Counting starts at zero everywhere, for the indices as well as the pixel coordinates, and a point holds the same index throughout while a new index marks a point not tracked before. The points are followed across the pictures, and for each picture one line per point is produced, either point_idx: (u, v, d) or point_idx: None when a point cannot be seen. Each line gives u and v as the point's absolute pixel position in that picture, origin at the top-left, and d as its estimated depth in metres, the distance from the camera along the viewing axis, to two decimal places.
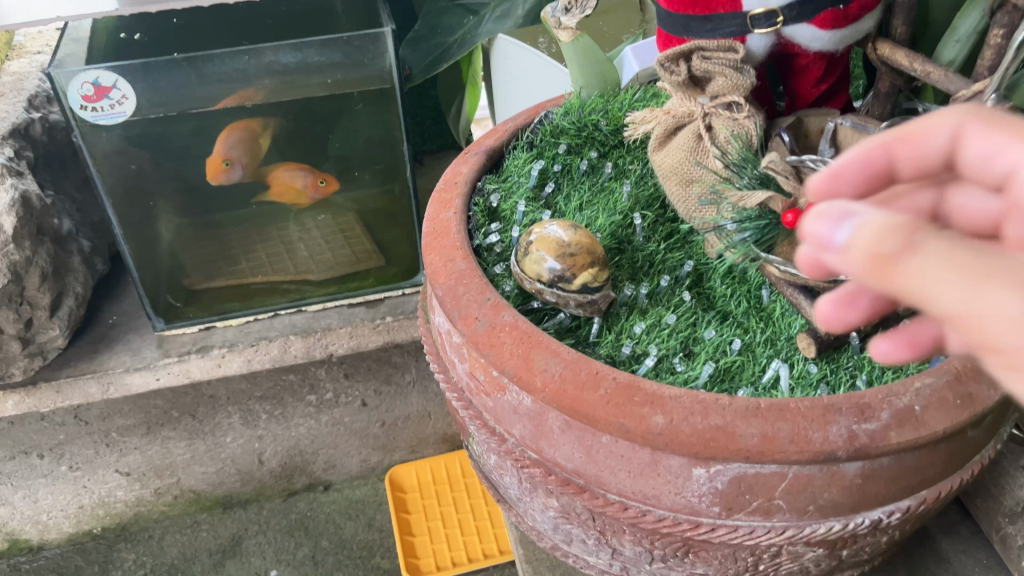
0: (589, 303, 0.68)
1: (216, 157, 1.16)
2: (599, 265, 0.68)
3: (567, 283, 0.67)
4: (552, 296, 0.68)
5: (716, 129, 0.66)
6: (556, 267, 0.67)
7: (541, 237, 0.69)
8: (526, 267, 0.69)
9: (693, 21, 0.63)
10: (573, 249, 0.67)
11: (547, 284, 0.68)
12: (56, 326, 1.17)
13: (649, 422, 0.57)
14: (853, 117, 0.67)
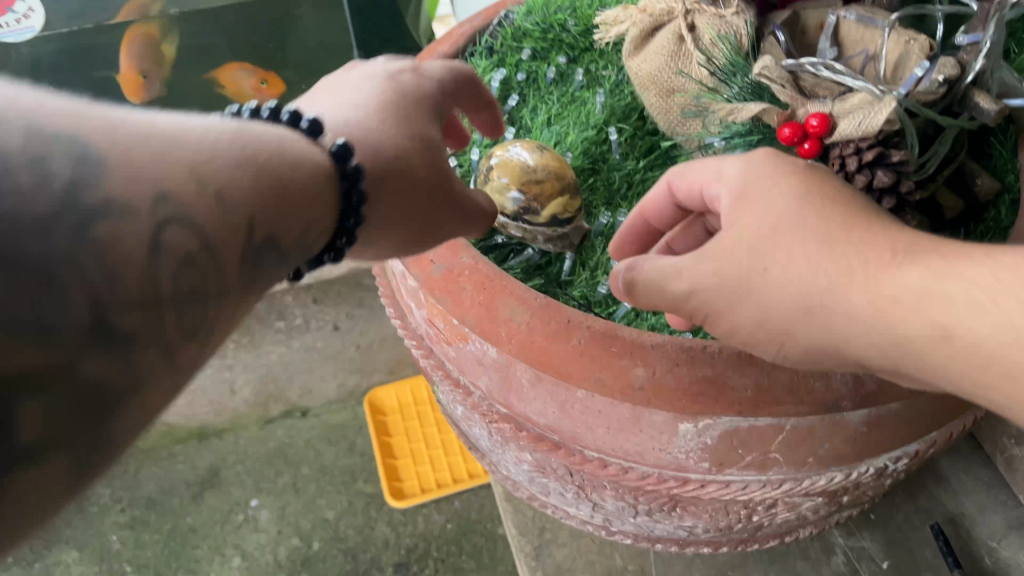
0: (559, 237, 0.61)
1: None
2: (570, 192, 0.60)
3: (535, 213, 0.59)
4: (520, 227, 0.61)
5: (700, 29, 0.58)
6: (520, 196, 0.59)
7: (498, 162, 0.60)
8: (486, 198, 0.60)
9: None
10: (537, 174, 0.59)
11: (513, 215, 0.60)
12: None
13: (629, 376, 0.50)
14: (858, 9, 0.58)
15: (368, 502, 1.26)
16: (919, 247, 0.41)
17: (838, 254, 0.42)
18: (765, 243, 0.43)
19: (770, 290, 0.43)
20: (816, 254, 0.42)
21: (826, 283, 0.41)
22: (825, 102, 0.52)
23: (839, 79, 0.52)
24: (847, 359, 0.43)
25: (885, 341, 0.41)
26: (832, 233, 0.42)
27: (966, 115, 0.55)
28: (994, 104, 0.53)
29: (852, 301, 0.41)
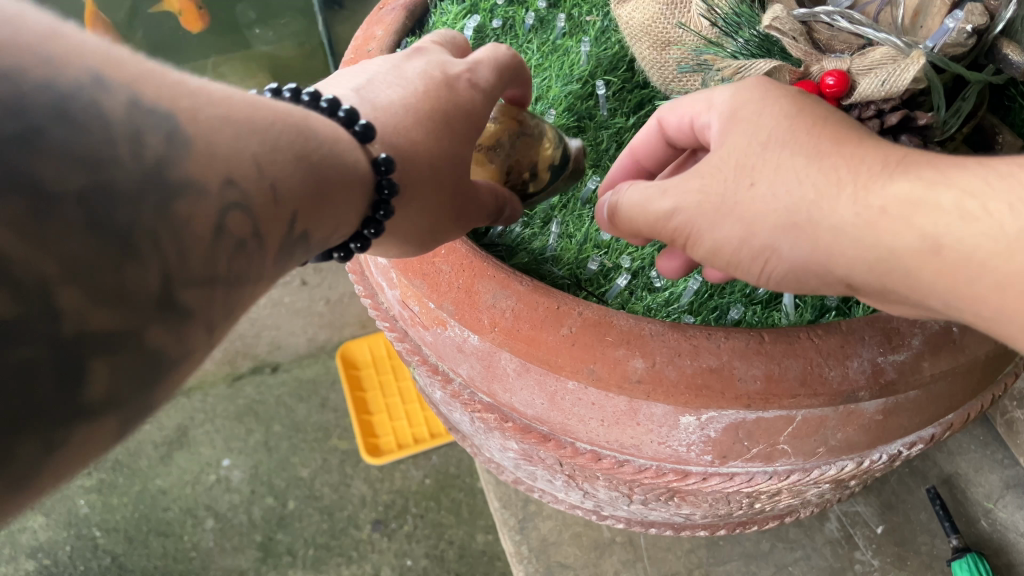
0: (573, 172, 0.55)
1: None
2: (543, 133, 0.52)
3: (535, 174, 0.52)
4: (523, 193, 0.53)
5: None
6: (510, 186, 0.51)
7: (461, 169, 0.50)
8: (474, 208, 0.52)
9: None
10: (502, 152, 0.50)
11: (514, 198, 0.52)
12: None
13: (625, 368, 0.46)
14: None
15: (343, 458, 1.17)
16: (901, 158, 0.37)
17: (817, 163, 0.39)
18: (747, 159, 0.41)
19: (753, 207, 0.40)
20: (796, 164, 0.39)
21: (813, 195, 0.38)
22: (844, 58, 0.47)
23: (858, 30, 0.46)
24: (833, 280, 0.40)
25: (875, 256, 0.37)
26: (807, 146, 0.40)
27: (993, 67, 0.50)
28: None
29: (840, 205, 0.38)
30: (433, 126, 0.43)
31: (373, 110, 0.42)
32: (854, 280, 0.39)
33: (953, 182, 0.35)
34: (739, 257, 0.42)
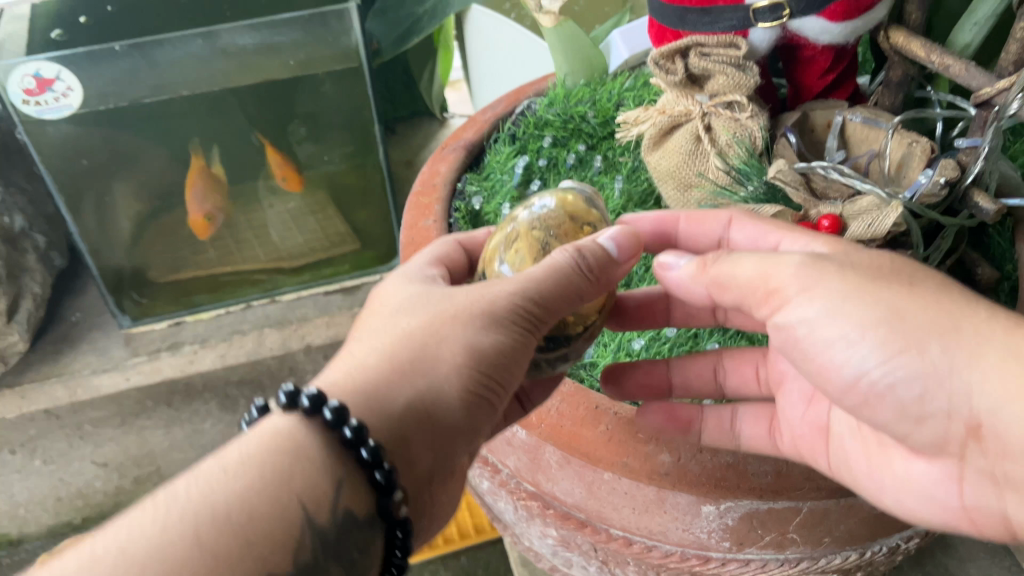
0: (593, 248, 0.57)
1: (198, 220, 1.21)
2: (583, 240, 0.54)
3: (590, 222, 0.53)
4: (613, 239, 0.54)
5: (717, 130, 0.62)
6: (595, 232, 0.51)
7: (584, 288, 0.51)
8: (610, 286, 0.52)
9: (690, 13, 0.58)
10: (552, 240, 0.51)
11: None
12: (15, 331, 1.11)
13: (655, 461, 0.54)
14: (864, 110, 0.62)
15: None
16: (953, 297, 0.44)
17: (875, 290, 0.45)
18: (811, 276, 0.46)
19: (825, 300, 0.46)
20: (855, 287, 0.45)
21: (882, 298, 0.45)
22: (837, 204, 0.56)
23: (849, 181, 0.55)
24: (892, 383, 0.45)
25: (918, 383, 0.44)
26: (871, 270, 0.46)
27: (966, 212, 0.59)
28: (993, 204, 0.57)
29: (858, 325, 0.45)
30: (478, 336, 0.46)
31: (394, 341, 0.46)
32: (896, 397, 0.46)
33: (985, 345, 0.42)
34: (818, 358, 0.48)
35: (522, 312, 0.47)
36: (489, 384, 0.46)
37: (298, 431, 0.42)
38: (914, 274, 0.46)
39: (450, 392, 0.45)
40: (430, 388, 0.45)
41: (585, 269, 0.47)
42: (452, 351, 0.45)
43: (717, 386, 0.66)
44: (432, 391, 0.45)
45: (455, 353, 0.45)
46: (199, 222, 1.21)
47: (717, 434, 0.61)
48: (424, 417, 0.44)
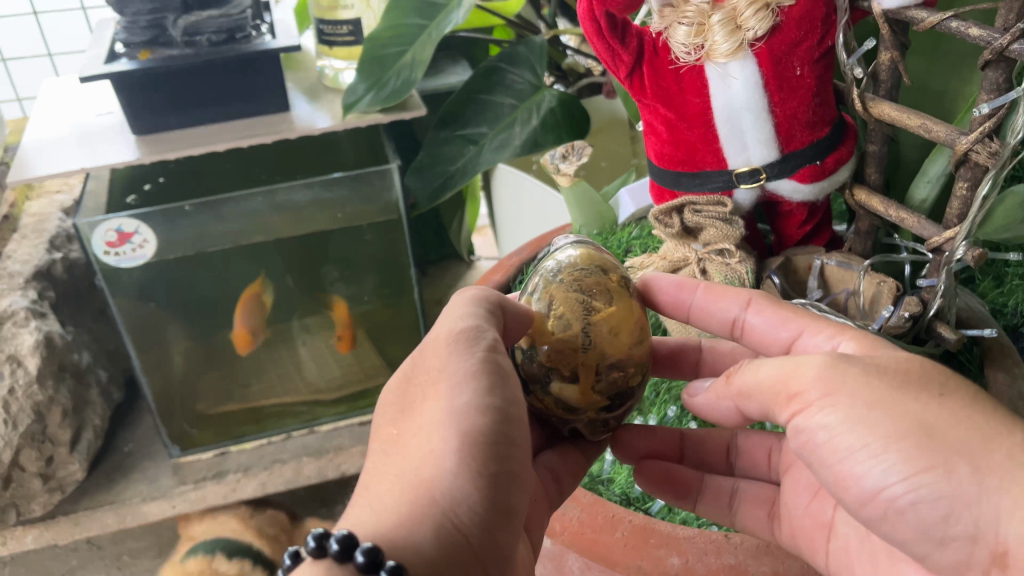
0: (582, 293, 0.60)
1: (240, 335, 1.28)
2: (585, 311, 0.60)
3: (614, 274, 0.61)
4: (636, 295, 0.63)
5: (711, 273, 0.73)
6: (621, 284, 0.60)
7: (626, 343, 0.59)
8: (644, 333, 0.61)
9: (682, 177, 0.70)
10: (594, 295, 0.59)
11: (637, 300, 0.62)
12: (76, 461, 1.20)
13: (666, 563, 0.60)
14: (839, 254, 0.72)
15: None
16: (985, 416, 0.47)
17: (904, 403, 0.48)
18: (834, 380, 0.49)
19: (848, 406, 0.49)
20: (879, 398, 0.48)
21: (898, 397, 0.48)
22: None
23: (825, 314, 0.66)
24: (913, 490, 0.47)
25: (937, 504, 0.47)
26: (899, 376, 0.49)
27: (932, 340, 0.68)
28: (953, 333, 0.66)
29: (882, 427, 0.47)
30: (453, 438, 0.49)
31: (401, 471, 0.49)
32: (914, 509, 0.48)
33: (999, 471, 0.45)
34: (839, 469, 0.50)
35: (487, 373, 0.52)
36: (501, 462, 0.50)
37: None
38: (943, 385, 0.49)
39: (462, 493, 0.48)
40: (440, 496, 0.48)
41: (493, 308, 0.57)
42: (448, 451, 0.49)
43: (729, 465, 0.72)
44: (448, 500, 0.48)
45: (450, 453, 0.49)
46: (240, 337, 1.28)
47: (716, 508, 0.68)
48: (449, 522, 0.47)
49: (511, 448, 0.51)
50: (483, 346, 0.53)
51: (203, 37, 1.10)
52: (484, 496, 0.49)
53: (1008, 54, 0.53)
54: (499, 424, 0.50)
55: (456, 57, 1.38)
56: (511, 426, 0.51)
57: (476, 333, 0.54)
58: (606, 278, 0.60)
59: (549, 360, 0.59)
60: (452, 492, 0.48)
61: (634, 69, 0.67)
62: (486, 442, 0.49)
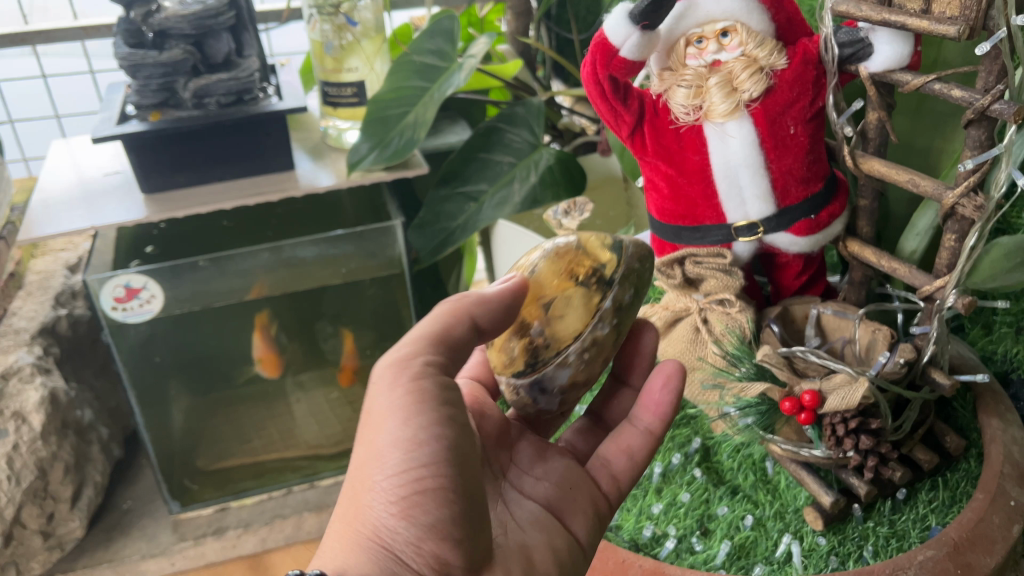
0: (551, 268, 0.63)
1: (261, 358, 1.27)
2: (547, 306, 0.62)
3: (595, 258, 0.62)
4: (614, 291, 0.61)
5: (712, 322, 0.76)
6: (573, 267, 0.62)
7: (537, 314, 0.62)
8: (574, 318, 0.61)
9: (683, 230, 0.73)
10: (548, 262, 0.63)
11: (601, 292, 0.61)
12: (76, 517, 1.20)
13: None
14: (834, 303, 0.74)
15: None
16: None
17: None
18: None
19: None
20: None
21: None
22: (815, 380, 0.67)
23: (824, 362, 0.68)
24: None
25: None
26: None
27: (928, 387, 0.70)
28: (947, 379, 0.69)
29: None
30: (380, 445, 0.53)
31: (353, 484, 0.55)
32: None
33: None
34: None
35: (419, 409, 0.53)
36: (420, 474, 0.52)
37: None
38: None
39: (382, 518, 0.52)
40: (369, 526, 0.52)
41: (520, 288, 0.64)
42: (374, 484, 0.53)
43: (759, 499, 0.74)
44: (370, 526, 0.52)
45: (377, 486, 0.52)
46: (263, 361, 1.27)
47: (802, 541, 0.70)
48: (379, 551, 0.52)
49: (440, 478, 0.52)
50: (426, 380, 0.55)
51: (213, 99, 1.14)
52: (412, 525, 0.52)
53: (989, 113, 0.57)
54: (424, 459, 0.52)
55: (455, 118, 1.43)
56: (437, 456, 0.53)
57: (418, 365, 0.55)
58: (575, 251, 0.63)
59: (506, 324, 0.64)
60: (379, 523, 0.52)
61: (635, 128, 0.71)
62: (407, 477, 0.52)
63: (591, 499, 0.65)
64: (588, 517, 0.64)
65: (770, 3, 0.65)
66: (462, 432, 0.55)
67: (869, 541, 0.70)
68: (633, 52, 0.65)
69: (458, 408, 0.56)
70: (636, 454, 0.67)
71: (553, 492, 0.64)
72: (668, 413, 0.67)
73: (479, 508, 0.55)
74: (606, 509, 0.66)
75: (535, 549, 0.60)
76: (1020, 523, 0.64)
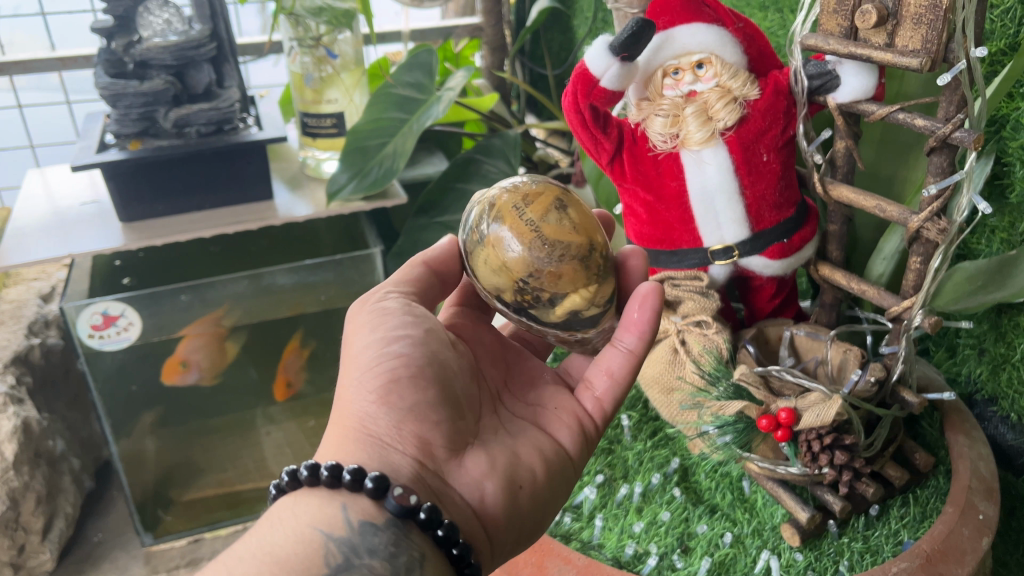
0: (569, 253, 0.58)
1: (173, 360, 1.17)
2: (529, 240, 0.58)
3: (566, 268, 0.58)
4: (532, 309, 0.60)
5: (690, 343, 0.77)
6: (546, 283, 0.58)
7: (493, 241, 0.59)
8: (505, 249, 0.58)
9: (662, 254, 0.76)
10: (560, 258, 0.58)
11: (520, 275, 0.58)
12: (48, 549, 1.18)
13: None
14: (807, 325, 0.77)
15: None
16: None
17: None
18: None
19: None
20: None
21: None
22: (790, 399, 0.69)
23: (798, 381, 0.70)
24: None
25: None
26: None
27: (897, 405, 0.73)
28: (916, 398, 0.71)
29: None
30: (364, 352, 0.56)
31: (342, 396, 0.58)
32: None
33: None
34: None
35: (391, 317, 0.57)
36: (392, 371, 0.54)
37: (334, 501, 0.50)
38: None
39: (368, 409, 0.54)
40: (356, 421, 0.54)
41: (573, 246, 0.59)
42: (357, 382, 0.55)
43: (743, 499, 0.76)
44: (359, 420, 0.54)
45: (359, 380, 0.55)
46: (173, 365, 1.17)
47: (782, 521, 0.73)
48: (367, 440, 0.53)
49: (412, 365, 0.55)
50: (390, 301, 0.59)
51: (193, 128, 1.15)
52: (392, 411, 0.54)
53: (951, 141, 0.60)
54: (396, 352, 0.55)
55: (432, 149, 1.45)
56: (405, 349, 0.55)
57: (379, 296, 0.60)
58: (574, 283, 0.59)
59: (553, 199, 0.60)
60: (364, 416, 0.54)
61: (614, 155, 0.73)
62: (382, 367, 0.54)
63: (575, 414, 0.64)
64: (571, 428, 0.63)
65: (743, 37, 0.68)
66: (434, 335, 0.58)
67: (844, 556, 0.72)
68: (613, 81, 0.67)
69: (428, 318, 0.59)
70: (618, 375, 0.63)
71: (539, 410, 0.65)
72: (650, 330, 0.61)
73: (458, 404, 0.58)
74: (591, 428, 0.65)
75: (521, 446, 0.60)
76: (989, 536, 0.66)
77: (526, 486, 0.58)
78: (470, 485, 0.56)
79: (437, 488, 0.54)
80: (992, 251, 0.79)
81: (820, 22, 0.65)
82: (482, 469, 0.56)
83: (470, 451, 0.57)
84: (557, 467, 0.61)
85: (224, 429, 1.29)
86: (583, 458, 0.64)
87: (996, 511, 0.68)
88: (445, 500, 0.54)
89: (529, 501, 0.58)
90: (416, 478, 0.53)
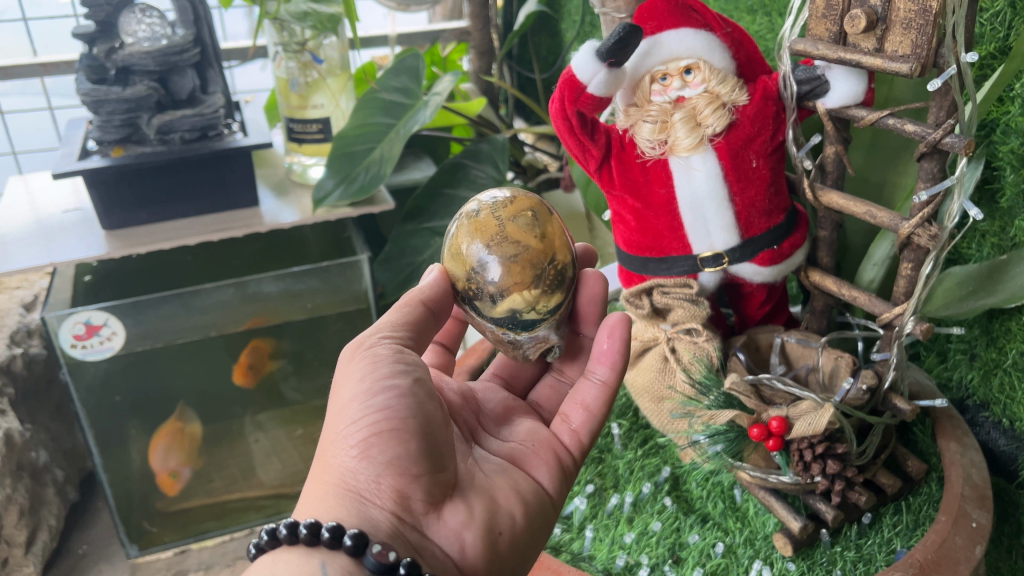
0: (517, 256, 0.59)
1: (164, 477, 1.27)
2: (484, 239, 0.59)
3: (510, 269, 0.59)
4: (478, 302, 0.61)
5: (681, 351, 0.77)
6: (492, 279, 0.59)
7: (457, 238, 0.61)
8: (461, 251, 0.61)
9: (651, 261, 0.75)
10: (511, 258, 0.59)
11: (470, 275, 0.60)
12: (31, 563, 1.16)
13: None
14: (798, 332, 0.76)
15: None
16: None
17: None
18: None
19: None
20: None
21: None
22: (782, 408, 0.69)
23: (789, 389, 0.69)
24: None
25: None
26: None
27: (889, 412, 0.72)
28: (908, 405, 0.70)
29: None
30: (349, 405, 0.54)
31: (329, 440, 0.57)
32: None
33: None
34: None
35: (378, 363, 0.55)
36: (374, 426, 0.52)
37: (311, 559, 0.49)
38: None
39: (348, 463, 0.53)
40: (336, 475, 0.53)
41: (526, 252, 0.59)
42: (340, 435, 0.53)
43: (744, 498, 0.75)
44: (340, 472, 0.53)
45: (341, 434, 0.53)
46: (165, 480, 1.27)
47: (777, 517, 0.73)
48: (347, 494, 0.52)
49: (396, 419, 0.52)
50: (381, 347, 0.56)
51: (176, 135, 1.13)
52: (372, 465, 0.52)
53: (941, 147, 0.60)
54: (380, 406, 0.52)
55: (420, 154, 1.44)
56: (390, 400, 0.53)
57: (372, 340, 0.57)
58: (522, 282, 0.59)
59: (525, 206, 0.61)
60: (345, 470, 0.53)
61: (603, 162, 0.72)
62: (364, 421, 0.52)
63: (551, 449, 0.64)
64: (555, 475, 0.63)
65: (730, 42, 0.67)
66: (423, 385, 0.55)
67: (836, 566, 0.71)
68: (600, 88, 0.67)
69: (418, 366, 0.57)
70: (592, 407, 0.65)
71: (513, 448, 0.64)
72: (619, 361, 0.65)
73: (444, 454, 0.56)
74: (569, 462, 0.65)
75: (505, 495, 0.59)
76: (982, 544, 0.65)
77: (505, 532, 0.57)
78: (450, 537, 0.54)
79: (415, 541, 0.53)
80: (983, 256, 0.78)
81: (809, 27, 0.65)
82: (462, 519, 0.55)
83: (450, 500, 0.56)
84: (535, 508, 0.60)
85: (209, 440, 1.27)
86: (563, 492, 0.64)
87: (989, 519, 0.67)
88: (423, 555, 0.53)
89: (510, 547, 0.57)
90: (393, 534, 0.52)
